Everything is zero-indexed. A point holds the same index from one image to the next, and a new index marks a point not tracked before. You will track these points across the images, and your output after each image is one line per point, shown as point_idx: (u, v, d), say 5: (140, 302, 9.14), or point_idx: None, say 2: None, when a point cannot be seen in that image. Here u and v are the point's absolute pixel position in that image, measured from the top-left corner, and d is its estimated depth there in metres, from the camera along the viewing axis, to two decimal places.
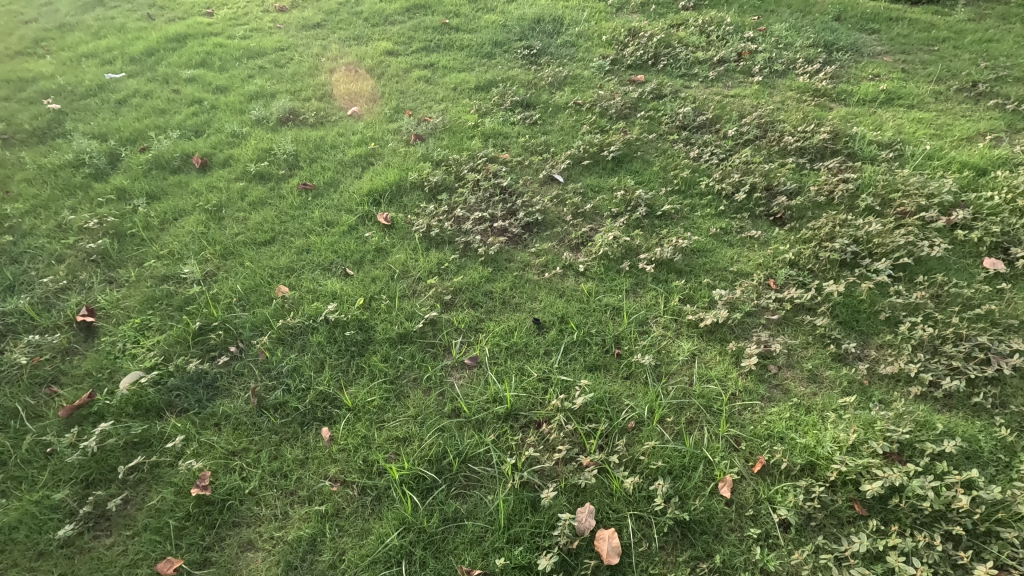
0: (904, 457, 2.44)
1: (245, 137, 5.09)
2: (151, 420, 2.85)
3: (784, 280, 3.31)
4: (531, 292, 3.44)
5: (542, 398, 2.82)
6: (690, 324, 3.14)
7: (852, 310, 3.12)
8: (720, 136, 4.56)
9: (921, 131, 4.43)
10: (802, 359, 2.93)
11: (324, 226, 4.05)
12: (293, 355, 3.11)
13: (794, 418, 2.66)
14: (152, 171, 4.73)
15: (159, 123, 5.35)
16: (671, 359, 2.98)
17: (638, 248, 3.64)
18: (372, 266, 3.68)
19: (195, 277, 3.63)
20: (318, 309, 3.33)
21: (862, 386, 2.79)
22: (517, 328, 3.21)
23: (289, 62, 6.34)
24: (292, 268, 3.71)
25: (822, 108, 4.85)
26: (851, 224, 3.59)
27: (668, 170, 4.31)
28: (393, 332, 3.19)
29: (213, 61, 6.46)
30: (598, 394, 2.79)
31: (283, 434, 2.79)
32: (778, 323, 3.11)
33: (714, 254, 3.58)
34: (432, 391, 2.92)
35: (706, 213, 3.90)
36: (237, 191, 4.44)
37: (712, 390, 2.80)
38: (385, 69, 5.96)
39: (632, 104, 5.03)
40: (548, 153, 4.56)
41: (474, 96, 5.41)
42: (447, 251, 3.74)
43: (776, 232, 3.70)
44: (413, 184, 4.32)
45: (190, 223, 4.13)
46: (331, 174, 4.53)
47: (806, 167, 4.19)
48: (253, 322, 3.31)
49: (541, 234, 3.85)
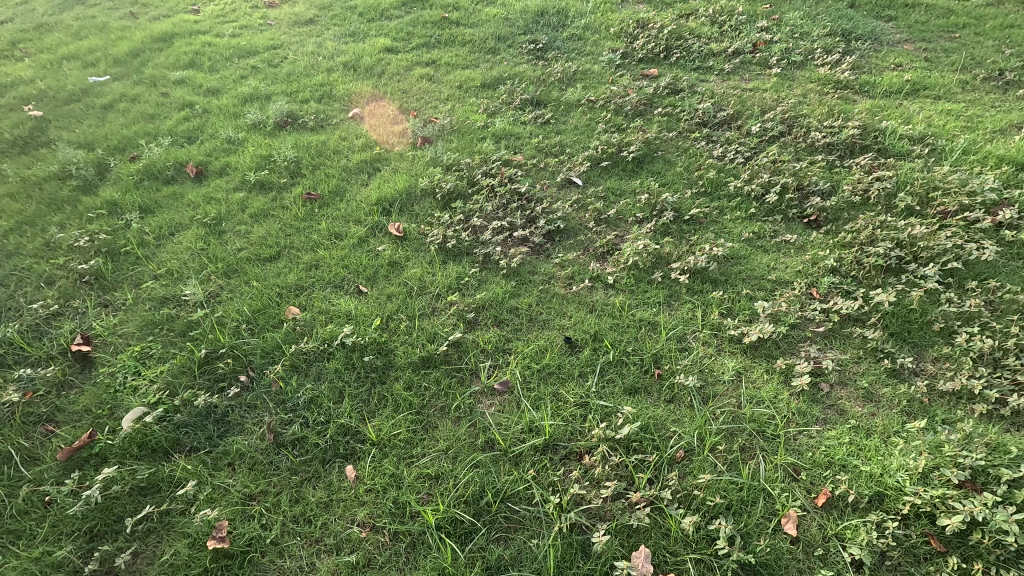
0: (978, 485, 2.27)
1: (242, 142, 4.83)
2: (158, 462, 2.64)
3: (827, 289, 3.14)
4: (559, 307, 3.23)
5: (582, 427, 2.63)
6: (732, 340, 2.96)
7: (903, 321, 2.95)
8: (743, 133, 4.36)
9: (951, 124, 4.25)
10: (855, 376, 2.76)
11: (332, 239, 3.82)
12: (309, 385, 2.90)
13: (854, 443, 2.48)
14: (143, 183, 4.47)
15: (148, 130, 5.07)
16: (715, 380, 2.79)
17: (668, 256, 3.44)
18: (387, 282, 3.46)
19: (196, 298, 3.39)
20: (333, 332, 3.11)
21: (923, 405, 2.61)
22: (549, 347, 3.01)
23: (282, 61, 6.05)
24: (300, 286, 3.48)
25: (845, 101, 4.67)
26: (892, 226, 3.41)
27: (691, 170, 4.11)
28: (416, 357, 2.98)
29: (202, 61, 6.16)
30: (642, 422, 2.61)
31: (303, 474, 2.58)
32: (824, 337, 2.94)
33: (749, 261, 3.39)
34: (462, 422, 2.71)
35: (736, 217, 3.72)
36: (237, 203, 4.20)
37: (763, 414, 2.62)
38: (384, 68, 5.70)
39: (648, 100, 4.81)
40: (564, 155, 4.34)
41: (481, 94, 5.17)
42: (466, 263, 3.53)
43: (813, 236, 3.52)
44: (424, 191, 4.10)
45: (188, 239, 3.90)
46: (336, 182, 4.29)
47: (836, 165, 4.00)
48: (263, 348, 3.09)
49: (564, 243, 3.65)
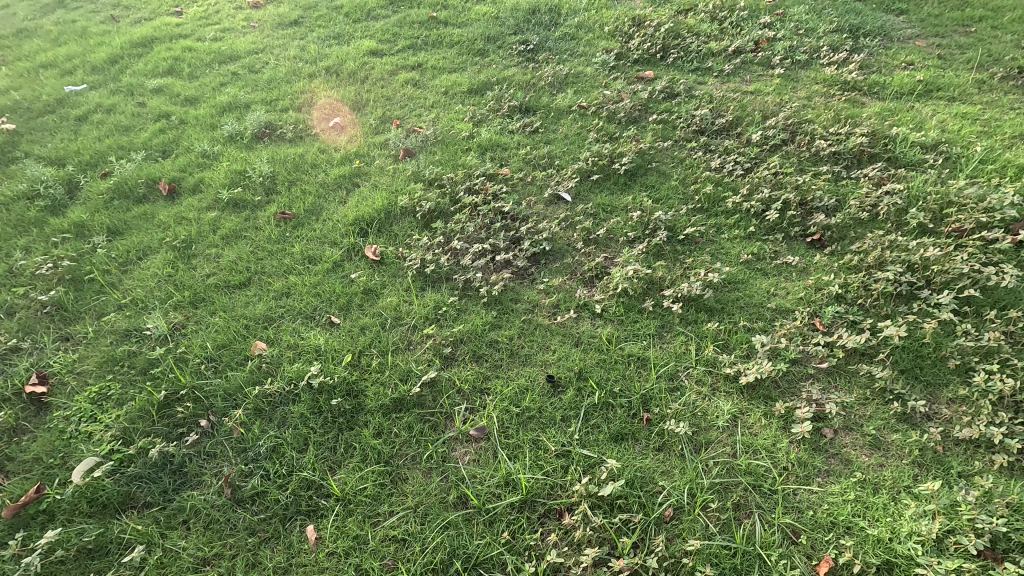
0: (998, 553, 2.05)
1: (217, 156, 4.61)
2: (108, 520, 2.46)
3: (831, 319, 2.90)
4: (542, 340, 3.02)
5: (562, 481, 2.43)
6: (727, 378, 2.74)
7: (914, 356, 2.71)
8: (743, 141, 4.10)
9: (967, 129, 3.96)
10: (862, 421, 2.53)
11: (306, 264, 3.62)
12: (272, 432, 2.71)
13: (860, 500, 2.26)
14: (113, 202, 4.27)
15: (121, 143, 4.87)
16: (709, 425, 2.57)
17: (660, 281, 3.21)
18: (360, 312, 3.25)
19: (159, 332, 3.21)
20: (300, 371, 2.91)
21: (937, 455, 2.38)
22: (529, 387, 2.80)
23: (264, 66, 5.83)
24: (269, 317, 3.28)
25: (853, 104, 4.39)
26: (903, 247, 3.15)
27: (687, 183, 3.86)
28: (387, 399, 2.78)
29: (182, 68, 5.95)
30: (627, 476, 2.40)
31: (262, 534, 2.40)
32: (827, 375, 2.71)
33: (748, 287, 3.16)
34: (434, 474, 2.51)
35: (734, 236, 3.48)
36: (209, 223, 4.00)
37: (760, 466, 2.40)
38: (368, 73, 5.46)
39: (642, 106, 4.55)
40: (553, 168, 4.10)
41: (467, 100, 4.92)
42: (445, 291, 3.31)
43: (816, 257, 3.28)
44: (404, 210, 3.88)
45: (156, 264, 3.70)
46: (312, 200, 4.08)
47: (842, 177, 3.74)
48: (226, 390, 2.90)
49: (549, 267, 3.42)
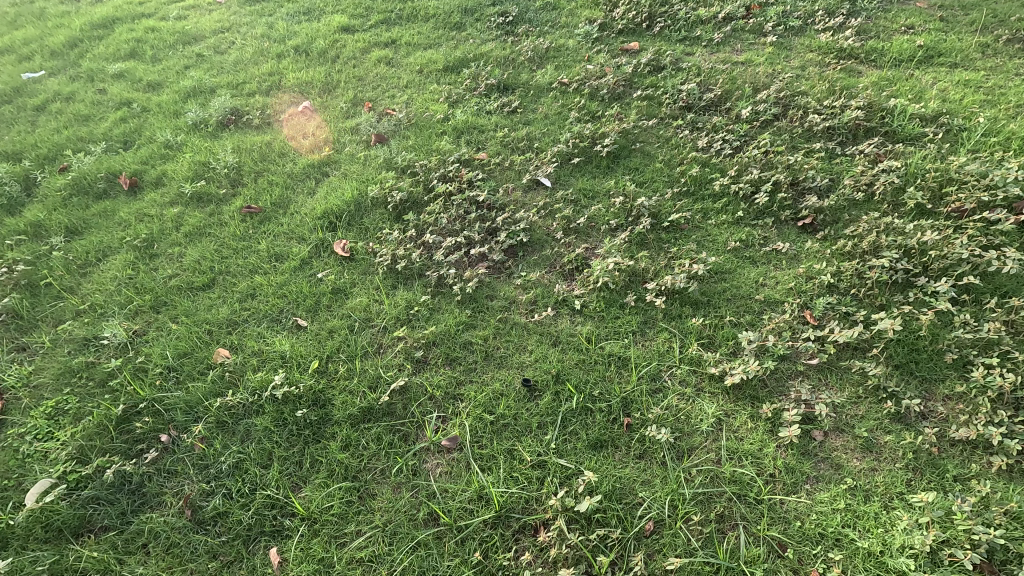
0: (994, 566, 1.94)
1: (181, 146, 4.38)
2: (63, 546, 2.34)
3: (822, 312, 2.75)
4: (518, 340, 2.86)
5: (537, 494, 2.30)
6: (712, 378, 2.59)
7: (910, 350, 2.57)
8: (732, 118, 3.88)
9: (970, 98, 3.73)
10: (853, 422, 2.40)
11: (272, 262, 3.44)
12: (235, 447, 2.58)
13: (851, 510, 2.14)
14: (71, 199, 4.06)
15: (81, 135, 4.63)
16: (692, 430, 2.44)
17: (644, 274, 3.04)
18: (328, 314, 3.09)
19: (118, 340, 3.05)
20: (263, 381, 2.77)
21: (932, 458, 2.25)
22: (505, 392, 2.66)
23: (230, 46, 5.53)
24: (233, 322, 3.12)
25: (849, 73, 4.15)
26: (899, 230, 2.98)
27: (673, 165, 3.66)
28: (355, 409, 2.64)
29: (144, 50, 5.64)
30: (606, 488, 2.28)
31: (224, 558, 2.28)
32: (818, 372, 2.57)
33: (735, 278, 2.99)
34: (404, 489, 2.39)
35: (721, 221, 3.29)
36: (171, 219, 3.80)
37: (745, 475, 2.27)
38: (340, 51, 5.18)
39: (626, 81, 4.31)
40: (532, 151, 3.89)
41: (443, 79, 4.67)
42: (417, 289, 3.15)
43: (808, 243, 3.11)
44: (375, 200, 3.68)
45: (115, 266, 3.52)
46: (279, 192, 3.87)
47: (836, 154, 3.54)
48: (187, 402, 2.76)
49: (527, 260, 3.25)
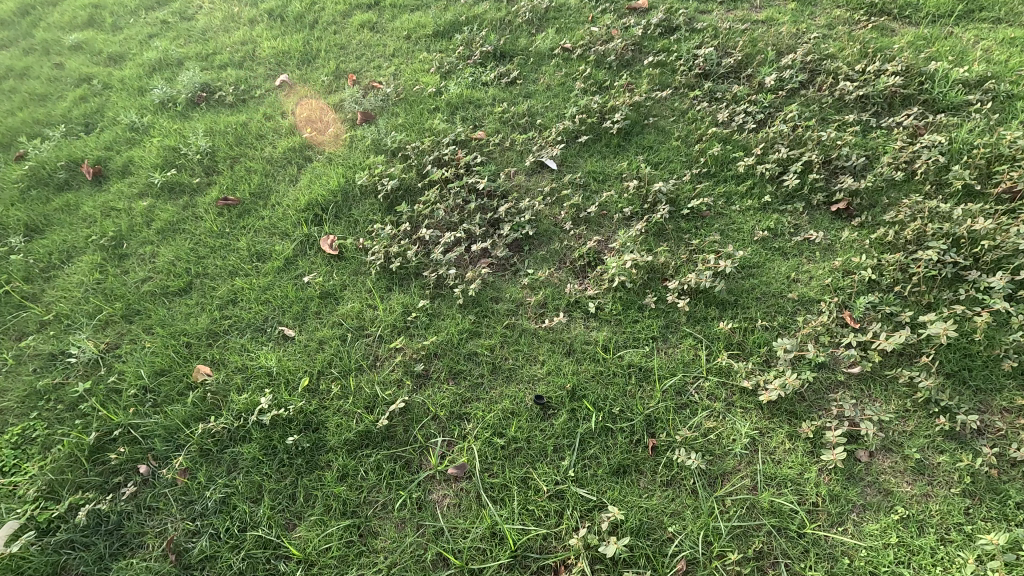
0: None
1: (148, 128, 3.99)
2: None
3: (863, 313, 2.49)
4: (528, 349, 2.60)
5: (557, 530, 2.09)
6: (744, 392, 2.36)
7: (962, 356, 2.33)
8: (754, 86, 3.52)
9: (1016, 59, 3.38)
10: (902, 440, 2.17)
11: (254, 261, 3.13)
12: (222, 480, 2.35)
13: (903, 544, 1.94)
14: (29, 191, 3.69)
15: (37, 117, 4.20)
16: (724, 453, 2.21)
17: (664, 270, 2.75)
18: (318, 322, 2.81)
19: (88, 357, 2.77)
20: (249, 403, 2.51)
21: (991, 482, 2.04)
22: (515, 411, 2.41)
23: (197, 11, 5.04)
24: (214, 333, 2.84)
25: (881, 33, 3.76)
26: (946, 215, 2.68)
27: (691, 142, 3.32)
28: (351, 434, 2.40)
29: (103, 18, 5.13)
30: (632, 523, 2.06)
31: None
32: (860, 382, 2.33)
33: (765, 273, 2.72)
34: (409, 526, 2.17)
35: (747, 207, 2.99)
36: (141, 213, 3.46)
37: (785, 504, 2.06)
38: (318, 16, 4.71)
39: (635, 45, 3.91)
40: (534, 129, 3.54)
41: (433, 46, 4.24)
42: (414, 291, 2.86)
43: (844, 231, 2.82)
44: (364, 189, 3.35)
45: (81, 270, 3.21)
46: (258, 180, 3.52)
47: (871, 127, 3.21)
48: (166, 428, 2.51)
49: (534, 255, 2.95)
